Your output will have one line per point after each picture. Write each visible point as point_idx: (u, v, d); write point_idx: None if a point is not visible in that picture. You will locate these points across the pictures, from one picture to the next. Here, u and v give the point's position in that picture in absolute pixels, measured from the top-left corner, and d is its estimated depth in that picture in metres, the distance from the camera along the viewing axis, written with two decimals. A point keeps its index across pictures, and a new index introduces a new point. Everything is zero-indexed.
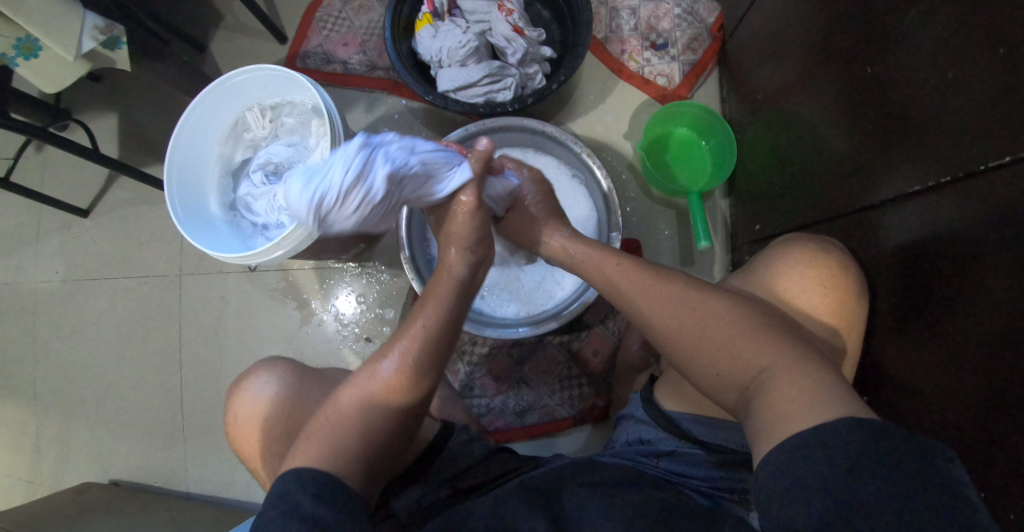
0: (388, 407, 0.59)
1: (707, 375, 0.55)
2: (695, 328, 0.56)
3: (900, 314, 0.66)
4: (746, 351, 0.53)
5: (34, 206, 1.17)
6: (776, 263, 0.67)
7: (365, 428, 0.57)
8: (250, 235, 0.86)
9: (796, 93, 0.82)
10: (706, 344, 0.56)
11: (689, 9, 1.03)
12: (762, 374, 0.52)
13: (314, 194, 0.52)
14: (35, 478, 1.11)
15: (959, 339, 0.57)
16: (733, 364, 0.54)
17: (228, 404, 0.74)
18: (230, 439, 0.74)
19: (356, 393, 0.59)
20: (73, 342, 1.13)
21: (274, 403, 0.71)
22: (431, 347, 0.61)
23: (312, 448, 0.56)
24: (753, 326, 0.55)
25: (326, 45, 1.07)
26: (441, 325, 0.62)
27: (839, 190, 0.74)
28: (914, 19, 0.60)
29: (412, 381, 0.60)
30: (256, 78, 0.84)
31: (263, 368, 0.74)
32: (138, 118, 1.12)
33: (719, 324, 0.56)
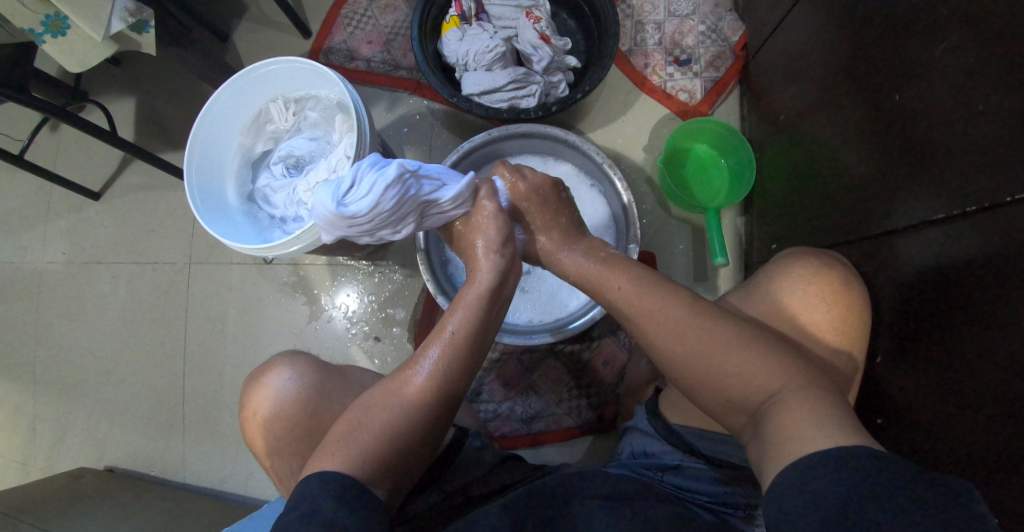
0: (421, 413, 0.59)
1: (710, 388, 0.56)
2: (705, 350, 0.56)
3: (909, 344, 0.66)
4: (759, 370, 0.54)
5: (45, 186, 1.16)
6: (781, 282, 0.67)
7: (396, 435, 0.57)
8: (267, 227, 0.86)
9: (817, 115, 0.82)
10: (711, 353, 0.56)
11: (713, 27, 1.04)
12: (777, 393, 0.52)
13: (341, 196, 0.62)
14: (29, 461, 1.09)
15: (962, 370, 0.58)
16: (750, 380, 0.54)
17: (244, 400, 0.73)
18: (245, 433, 0.72)
19: (393, 399, 0.59)
20: (77, 325, 1.12)
21: (296, 402, 0.70)
22: (463, 356, 0.62)
23: (341, 452, 0.56)
24: (763, 347, 0.55)
25: (351, 42, 1.07)
26: (471, 332, 0.63)
27: (856, 216, 0.75)
28: (945, 51, 0.60)
29: (444, 389, 0.60)
30: (283, 71, 0.83)
31: (283, 363, 0.73)
32: (155, 104, 1.12)
33: (726, 339, 0.56)
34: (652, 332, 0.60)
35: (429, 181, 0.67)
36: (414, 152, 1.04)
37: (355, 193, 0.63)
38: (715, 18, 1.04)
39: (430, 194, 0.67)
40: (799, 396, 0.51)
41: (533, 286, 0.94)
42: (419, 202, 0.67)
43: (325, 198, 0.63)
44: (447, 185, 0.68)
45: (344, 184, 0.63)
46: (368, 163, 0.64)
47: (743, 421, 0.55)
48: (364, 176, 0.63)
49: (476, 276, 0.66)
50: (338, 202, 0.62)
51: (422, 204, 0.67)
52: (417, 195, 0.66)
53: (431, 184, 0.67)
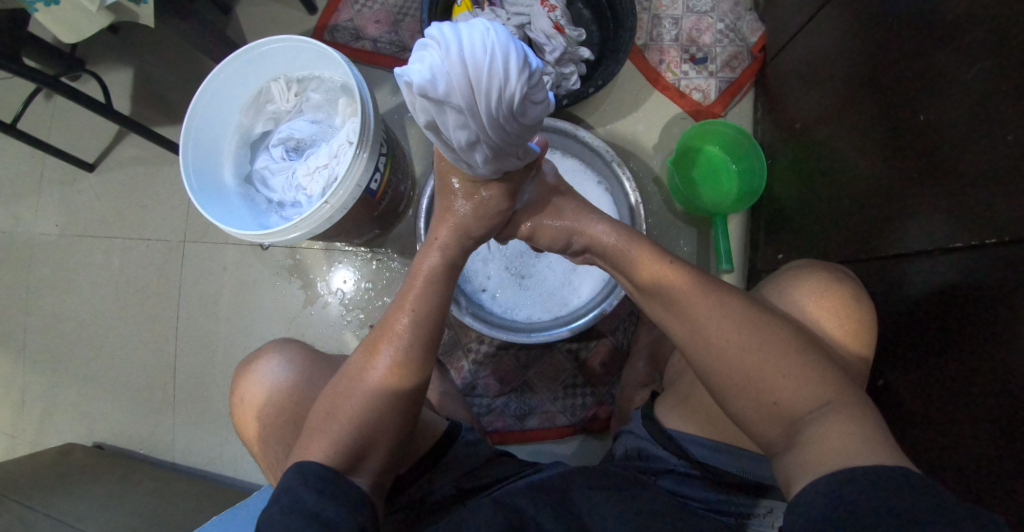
0: (391, 398, 0.56)
1: (745, 395, 0.53)
2: (760, 346, 0.52)
3: (920, 356, 0.65)
4: (800, 380, 0.51)
5: (39, 156, 1.14)
6: (795, 290, 0.64)
7: (370, 424, 0.55)
8: (264, 211, 0.84)
9: (834, 124, 0.80)
10: (751, 366, 0.52)
11: (732, 26, 1.01)
12: (819, 408, 0.50)
13: (438, 76, 0.40)
14: (18, 432, 1.09)
15: (970, 381, 0.58)
16: (782, 391, 0.51)
17: (235, 385, 0.72)
18: (234, 420, 0.72)
19: (359, 384, 0.57)
20: (67, 299, 1.10)
21: (282, 390, 0.68)
22: (422, 338, 0.58)
23: (317, 445, 0.54)
24: (814, 357, 0.52)
25: (357, 21, 1.04)
26: (430, 311, 0.59)
27: (871, 231, 0.72)
28: (977, 73, 0.57)
29: (412, 368, 0.57)
30: (287, 49, 0.80)
31: (273, 350, 0.72)
32: (153, 75, 1.09)
33: (761, 349, 0.52)
34: (678, 335, 0.57)
35: (535, 115, 0.45)
36: (420, 139, 1.01)
37: (445, 83, 0.40)
38: (734, 17, 1.01)
39: (498, 121, 0.44)
40: (837, 413, 0.49)
41: (533, 284, 0.91)
42: (471, 115, 0.43)
43: (488, 45, 0.40)
44: (533, 110, 0.45)
45: (460, 61, 0.40)
46: (507, 35, 0.41)
47: (772, 435, 0.52)
48: (462, 63, 0.40)
49: (431, 242, 0.62)
50: (429, 82, 0.40)
51: (479, 120, 0.44)
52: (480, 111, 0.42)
53: (514, 106, 0.43)
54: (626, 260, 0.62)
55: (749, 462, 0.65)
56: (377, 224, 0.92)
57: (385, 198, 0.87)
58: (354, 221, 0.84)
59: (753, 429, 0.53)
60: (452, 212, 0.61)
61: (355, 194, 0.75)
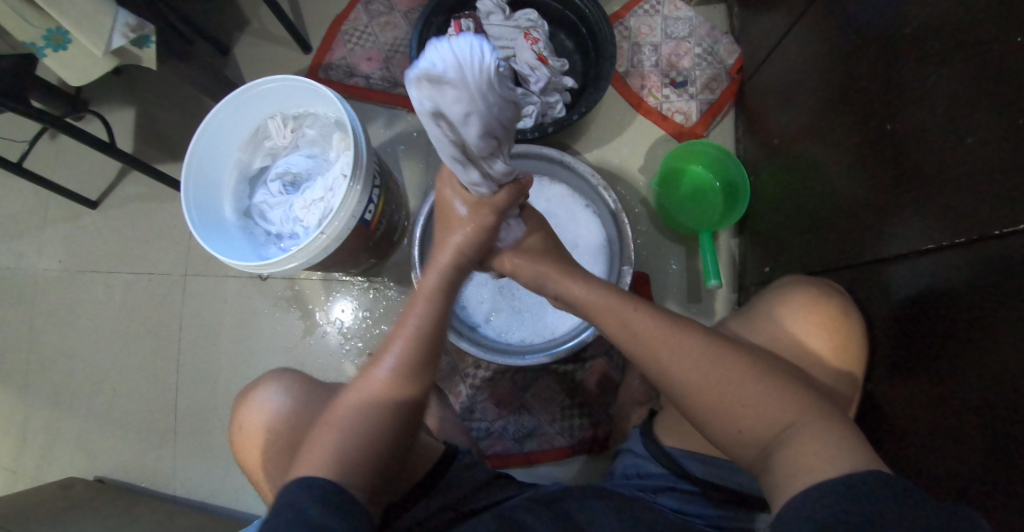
0: (391, 409, 0.58)
1: (715, 421, 0.54)
2: (719, 376, 0.55)
3: (906, 358, 0.67)
4: (762, 403, 0.53)
5: (44, 196, 1.17)
6: (785, 310, 0.67)
7: (371, 435, 0.56)
8: (263, 243, 0.86)
9: (812, 139, 0.83)
10: (715, 393, 0.55)
11: (709, 50, 1.05)
12: (783, 429, 0.51)
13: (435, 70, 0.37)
14: (20, 468, 1.10)
15: (950, 380, 0.59)
16: (748, 414, 0.53)
17: (234, 413, 0.73)
18: (235, 450, 0.73)
19: (360, 393, 0.59)
20: (71, 335, 1.13)
21: (280, 416, 0.69)
22: (425, 350, 0.60)
23: (319, 456, 0.55)
24: (770, 378, 0.54)
25: (350, 58, 1.08)
26: (432, 325, 0.61)
27: (849, 242, 0.75)
28: (936, 81, 0.60)
29: (413, 380, 0.59)
30: (282, 89, 0.84)
31: (271, 379, 0.73)
32: (155, 116, 1.13)
33: (735, 372, 0.55)
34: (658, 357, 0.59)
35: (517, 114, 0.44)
36: (412, 170, 1.04)
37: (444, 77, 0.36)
38: (711, 41, 1.05)
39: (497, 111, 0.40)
40: (800, 433, 0.50)
41: (526, 307, 0.93)
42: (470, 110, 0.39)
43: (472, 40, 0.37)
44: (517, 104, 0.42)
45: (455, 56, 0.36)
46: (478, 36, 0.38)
47: (747, 458, 0.53)
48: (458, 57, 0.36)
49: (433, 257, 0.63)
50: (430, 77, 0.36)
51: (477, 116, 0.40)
52: (477, 101, 0.38)
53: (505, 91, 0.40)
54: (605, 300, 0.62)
55: (741, 475, 0.66)
56: (372, 253, 0.94)
57: (379, 228, 0.89)
58: (351, 250, 0.86)
59: (730, 452, 0.54)
60: (451, 228, 0.61)
61: (349, 225, 0.78)
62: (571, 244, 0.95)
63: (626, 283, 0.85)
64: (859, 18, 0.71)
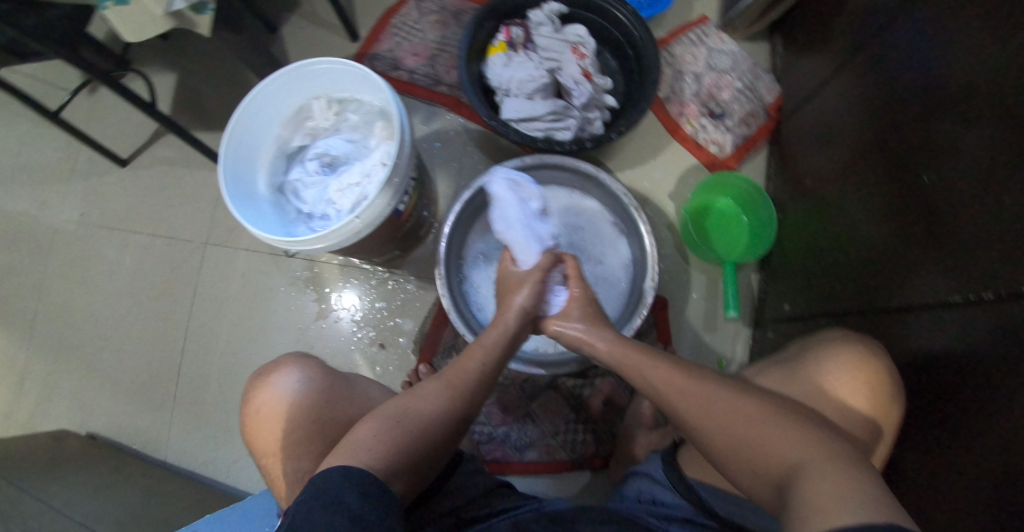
0: (449, 417, 0.61)
1: (738, 463, 0.54)
2: (740, 415, 0.55)
3: (930, 409, 0.66)
4: (783, 441, 0.52)
5: (76, 148, 1.18)
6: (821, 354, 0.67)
7: (427, 436, 0.58)
8: (292, 221, 0.87)
9: (843, 183, 0.84)
10: (736, 431, 0.55)
11: (750, 85, 1.06)
12: (798, 465, 0.50)
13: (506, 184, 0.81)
14: (12, 415, 1.09)
15: (973, 436, 0.59)
16: (769, 451, 0.52)
17: (248, 397, 0.72)
18: (244, 434, 0.71)
19: (429, 394, 0.62)
20: (82, 288, 1.13)
21: (300, 404, 0.69)
22: (483, 375, 0.65)
23: (364, 446, 0.55)
24: (789, 420, 0.54)
25: (396, 51, 1.09)
26: (492, 359, 0.67)
27: (872, 289, 0.76)
28: (974, 140, 0.61)
29: (470, 397, 0.63)
30: (331, 72, 0.84)
31: (292, 364, 0.73)
32: (196, 83, 1.14)
33: (752, 413, 0.55)
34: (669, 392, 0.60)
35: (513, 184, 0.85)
36: (445, 167, 1.04)
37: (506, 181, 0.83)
38: (752, 77, 1.07)
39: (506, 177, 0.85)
40: (808, 470, 0.49)
41: None
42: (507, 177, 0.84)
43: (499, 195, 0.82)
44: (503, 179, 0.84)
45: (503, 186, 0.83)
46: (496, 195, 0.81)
47: (767, 499, 0.52)
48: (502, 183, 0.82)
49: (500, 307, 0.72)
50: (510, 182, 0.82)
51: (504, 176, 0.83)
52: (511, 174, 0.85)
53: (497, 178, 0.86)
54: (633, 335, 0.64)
55: (767, 517, 0.62)
56: (398, 244, 0.94)
57: (409, 220, 0.89)
58: (379, 238, 0.86)
59: (751, 494, 0.53)
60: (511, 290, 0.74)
61: (383, 213, 0.78)
62: (598, 259, 0.97)
63: (647, 306, 0.85)
64: (903, 71, 0.72)
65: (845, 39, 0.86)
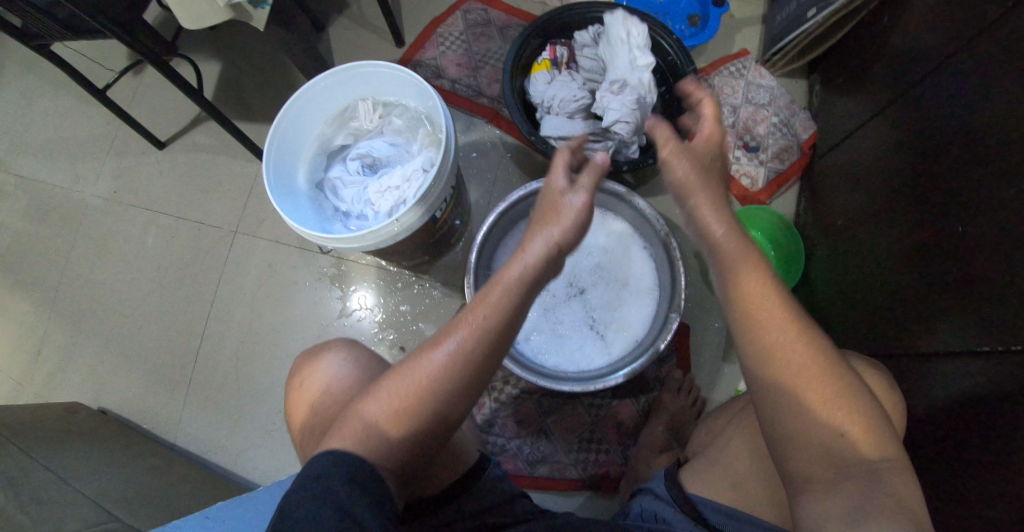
0: (441, 392, 0.54)
1: (811, 437, 0.52)
2: (839, 396, 0.52)
3: (953, 450, 0.66)
4: (866, 438, 0.52)
5: (115, 128, 1.21)
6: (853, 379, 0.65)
7: (415, 416, 0.54)
8: (329, 218, 0.87)
9: (873, 226, 0.84)
10: (827, 409, 0.52)
11: (786, 121, 1.08)
12: (878, 464, 0.51)
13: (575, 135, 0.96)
14: (26, 383, 1.11)
15: (996, 465, 0.60)
16: (851, 442, 0.52)
17: (296, 373, 0.74)
18: (286, 405, 0.72)
19: (423, 363, 0.55)
20: (109, 265, 1.14)
21: (341, 380, 0.68)
22: (489, 343, 0.56)
23: (354, 428, 0.53)
24: (874, 415, 0.53)
25: (440, 60, 1.11)
26: (503, 320, 0.58)
27: (897, 330, 0.76)
28: (1016, 194, 0.61)
29: (469, 368, 0.56)
30: (380, 75, 0.86)
31: (339, 347, 0.73)
32: (239, 75, 1.16)
33: (844, 397, 0.52)
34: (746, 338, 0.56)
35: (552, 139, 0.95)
36: (480, 177, 1.05)
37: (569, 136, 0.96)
38: (789, 113, 1.08)
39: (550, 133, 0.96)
40: (891, 473, 0.51)
41: (567, 333, 0.94)
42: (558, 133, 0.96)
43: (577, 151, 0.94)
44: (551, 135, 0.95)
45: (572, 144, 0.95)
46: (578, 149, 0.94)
47: (814, 473, 0.52)
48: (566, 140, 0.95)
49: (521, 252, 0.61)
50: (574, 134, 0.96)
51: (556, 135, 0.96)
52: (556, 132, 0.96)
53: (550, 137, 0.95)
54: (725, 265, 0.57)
55: None
56: (428, 250, 0.95)
57: (442, 228, 0.90)
58: (413, 242, 0.87)
59: (796, 461, 0.53)
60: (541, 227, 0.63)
61: (422, 218, 0.79)
62: (622, 283, 0.96)
63: (672, 331, 0.84)
64: (938, 120, 0.73)
65: (883, 85, 0.87)
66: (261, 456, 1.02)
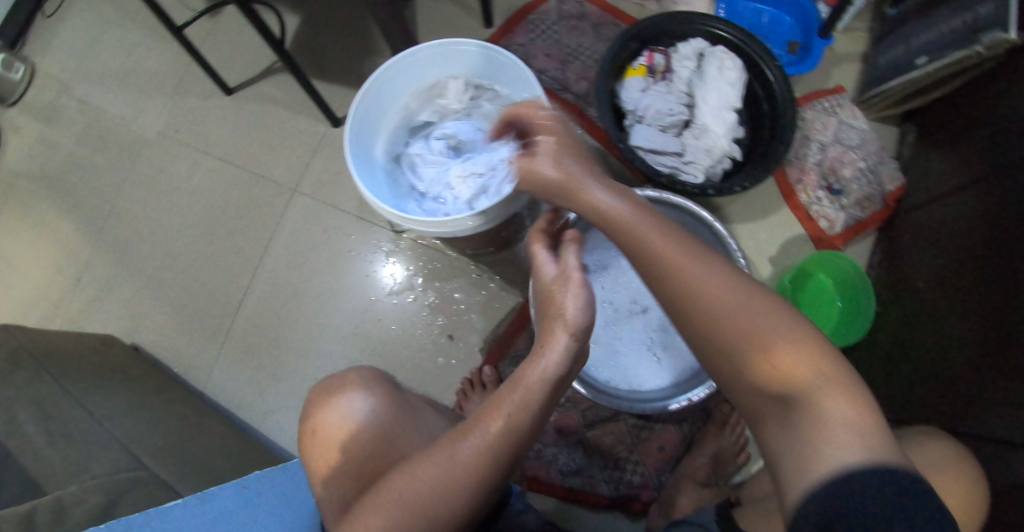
0: (467, 492, 0.51)
1: (731, 358, 0.46)
2: (758, 316, 0.46)
3: None
4: (801, 356, 0.44)
5: (184, 63, 1.18)
6: (926, 455, 0.67)
7: (440, 515, 0.50)
8: (404, 195, 0.85)
9: (953, 297, 0.82)
10: (743, 324, 0.46)
11: (873, 168, 1.04)
12: (814, 385, 0.43)
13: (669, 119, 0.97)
14: (63, 307, 1.10)
15: None
16: (783, 360, 0.44)
17: (307, 412, 0.70)
18: (301, 442, 0.69)
19: (447, 465, 0.51)
20: (161, 202, 1.13)
21: (360, 430, 0.65)
22: (518, 443, 0.52)
23: (379, 522, 0.50)
24: (801, 327, 0.45)
25: (528, 48, 1.07)
26: (531, 417, 0.53)
27: (953, 407, 0.76)
28: None
29: (495, 468, 0.52)
30: (479, 56, 0.83)
31: (354, 386, 0.69)
32: (319, 29, 1.12)
33: (748, 305, 0.46)
34: (656, 290, 0.51)
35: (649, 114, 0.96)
36: None
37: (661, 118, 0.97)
38: (877, 160, 1.04)
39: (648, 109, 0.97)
40: (831, 398, 0.42)
41: (622, 352, 0.91)
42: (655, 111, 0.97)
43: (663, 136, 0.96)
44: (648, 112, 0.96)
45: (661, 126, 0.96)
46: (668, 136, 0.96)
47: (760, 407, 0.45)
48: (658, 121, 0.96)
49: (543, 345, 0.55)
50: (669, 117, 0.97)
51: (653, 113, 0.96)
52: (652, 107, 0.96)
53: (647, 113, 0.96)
54: (623, 228, 0.53)
55: None
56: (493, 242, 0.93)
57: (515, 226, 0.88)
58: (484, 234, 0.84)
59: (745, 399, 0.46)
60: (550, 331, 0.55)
61: (505, 213, 0.76)
62: None
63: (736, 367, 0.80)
64: None
65: (981, 149, 0.84)
66: (289, 422, 1.00)
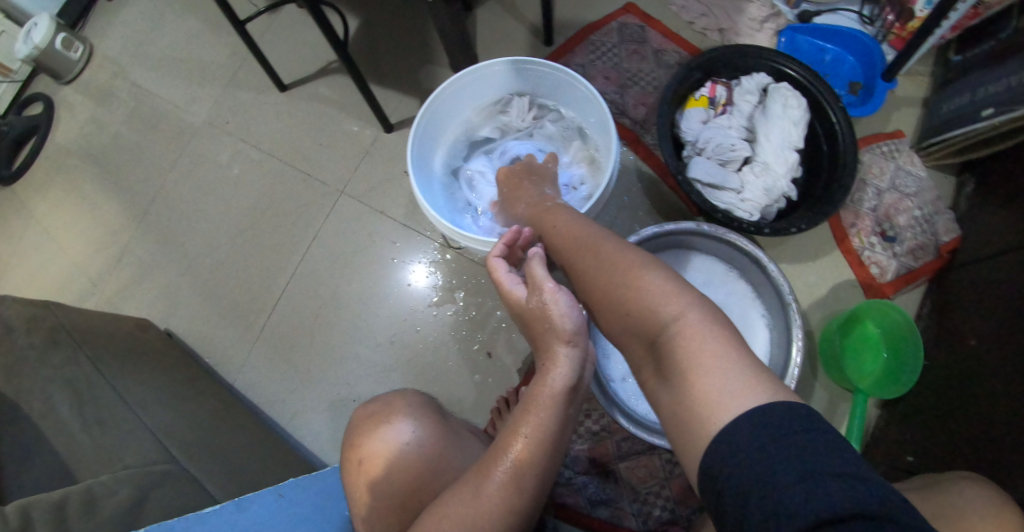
0: (504, 519, 0.54)
1: (614, 315, 0.51)
2: (618, 271, 0.51)
3: None
4: (658, 295, 0.48)
5: (241, 55, 1.18)
6: (969, 503, 0.63)
7: None
8: (459, 210, 0.85)
9: (1004, 351, 0.80)
10: (610, 283, 0.52)
11: (929, 218, 1.02)
12: (670, 321, 0.46)
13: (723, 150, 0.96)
14: (101, 285, 1.11)
15: None
16: (642, 302, 0.48)
17: (353, 438, 0.71)
18: (345, 467, 0.70)
19: (479, 499, 0.54)
20: (206, 190, 1.13)
21: (406, 460, 0.66)
22: (542, 466, 0.55)
23: None
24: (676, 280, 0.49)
25: (587, 69, 1.07)
26: (549, 436, 0.55)
27: (1002, 468, 0.74)
28: None
29: (525, 493, 0.55)
30: (547, 76, 0.82)
31: (399, 413, 0.70)
32: (379, 32, 1.13)
33: (623, 265, 0.52)
34: (584, 280, 0.55)
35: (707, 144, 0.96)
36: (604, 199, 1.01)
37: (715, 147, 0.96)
38: (933, 209, 1.02)
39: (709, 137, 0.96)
40: (681, 325, 0.45)
41: None
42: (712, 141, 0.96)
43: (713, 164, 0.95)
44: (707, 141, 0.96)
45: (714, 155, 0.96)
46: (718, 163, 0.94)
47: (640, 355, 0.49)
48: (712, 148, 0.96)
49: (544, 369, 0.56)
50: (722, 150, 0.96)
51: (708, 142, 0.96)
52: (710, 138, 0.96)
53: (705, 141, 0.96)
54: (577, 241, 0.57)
55: None
56: None
57: None
58: None
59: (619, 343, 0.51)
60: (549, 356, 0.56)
61: None
62: None
63: None
64: None
65: None
66: (315, 423, 1.00)
